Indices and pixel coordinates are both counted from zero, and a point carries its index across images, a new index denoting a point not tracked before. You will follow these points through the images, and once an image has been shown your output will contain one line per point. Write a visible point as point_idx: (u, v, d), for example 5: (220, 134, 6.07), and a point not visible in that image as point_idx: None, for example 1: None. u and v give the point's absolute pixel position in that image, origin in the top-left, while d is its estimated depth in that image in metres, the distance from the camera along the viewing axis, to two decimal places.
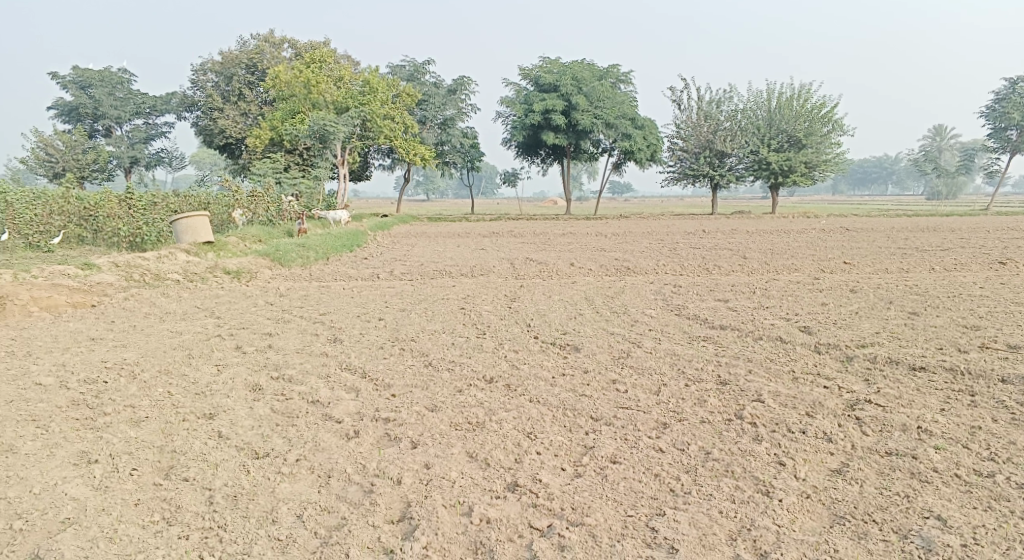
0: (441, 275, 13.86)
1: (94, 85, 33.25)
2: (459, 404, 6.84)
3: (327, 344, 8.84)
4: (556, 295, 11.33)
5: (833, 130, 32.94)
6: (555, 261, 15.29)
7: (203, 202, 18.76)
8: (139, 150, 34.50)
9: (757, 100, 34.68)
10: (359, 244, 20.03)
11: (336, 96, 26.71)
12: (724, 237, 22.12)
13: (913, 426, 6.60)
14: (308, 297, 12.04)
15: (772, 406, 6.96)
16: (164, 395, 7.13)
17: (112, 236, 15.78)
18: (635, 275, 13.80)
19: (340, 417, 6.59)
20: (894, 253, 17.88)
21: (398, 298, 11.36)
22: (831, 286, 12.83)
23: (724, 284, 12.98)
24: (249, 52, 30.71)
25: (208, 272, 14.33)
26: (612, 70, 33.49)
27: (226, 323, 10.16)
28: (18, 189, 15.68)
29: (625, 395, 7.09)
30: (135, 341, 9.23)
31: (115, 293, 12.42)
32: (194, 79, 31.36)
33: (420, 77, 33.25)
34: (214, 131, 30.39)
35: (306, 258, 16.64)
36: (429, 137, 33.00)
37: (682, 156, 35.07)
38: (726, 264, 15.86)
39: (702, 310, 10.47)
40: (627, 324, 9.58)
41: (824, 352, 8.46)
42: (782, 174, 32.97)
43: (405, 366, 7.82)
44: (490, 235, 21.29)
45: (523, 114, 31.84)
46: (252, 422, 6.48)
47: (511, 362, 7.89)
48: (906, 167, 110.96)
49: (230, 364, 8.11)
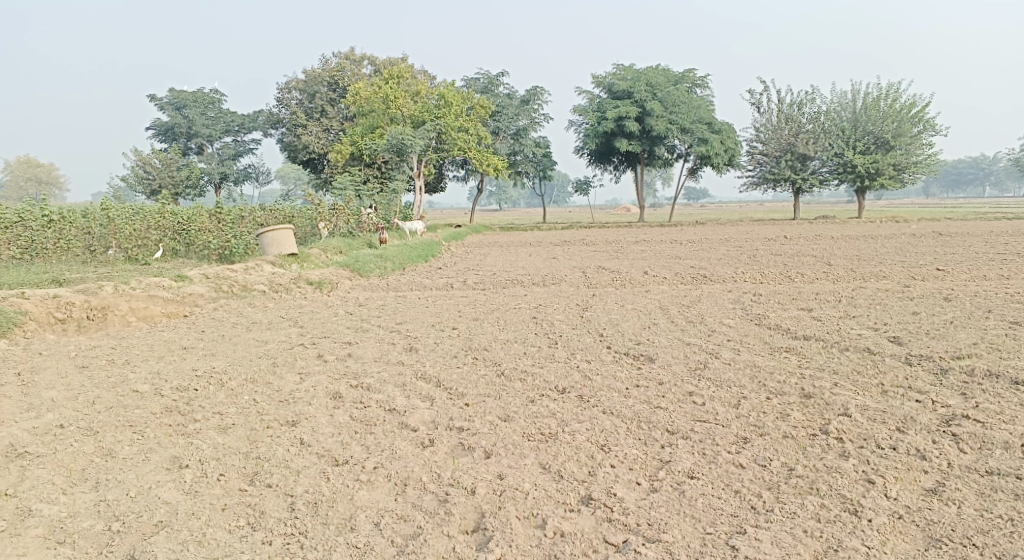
0: (516, 284, 13.93)
1: (187, 105, 34.81)
2: (535, 414, 6.87)
3: (404, 353, 9.02)
4: (631, 304, 11.25)
5: (924, 130, 31.67)
6: (630, 270, 15.18)
7: (287, 216, 19.37)
8: (229, 166, 35.89)
9: (841, 101, 33.66)
10: (435, 255, 20.33)
11: (412, 111, 27.24)
12: (807, 243, 21.53)
13: (1016, 444, 6.30)
14: (386, 306, 12.30)
15: (858, 421, 6.74)
16: (250, 403, 7.40)
17: (203, 249, 16.45)
18: (712, 283, 13.58)
19: (416, 426, 6.70)
20: (990, 259, 17.06)
21: (473, 308, 11.49)
22: (920, 294, 12.35)
23: (806, 292, 12.64)
24: (330, 70, 31.60)
25: (292, 283, 14.79)
26: (687, 75, 33.09)
27: (308, 333, 10.48)
28: (119, 206, 16.53)
29: (703, 408, 6.98)
30: (223, 350, 9.61)
31: (205, 304, 12.96)
32: (279, 96, 32.46)
33: (493, 89, 33.59)
34: (297, 146, 31.36)
35: (384, 268, 16.99)
36: (502, 147, 33.24)
37: (762, 160, 34.31)
38: (809, 271, 15.44)
39: (783, 319, 10.23)
40: (703, 334, 9.44)
41: (915, 364, 8.15)
42: (869, 177, 31.89)
43: (480, 376, 7.90)
44: (565, 244, 21.29)
45: (596, 122, 31.76)
46: (332, 430, 6.66)
47: (585, 373, 7.88)
48: (1004, 167, 105.68)
49: (312, 373, 8.35)
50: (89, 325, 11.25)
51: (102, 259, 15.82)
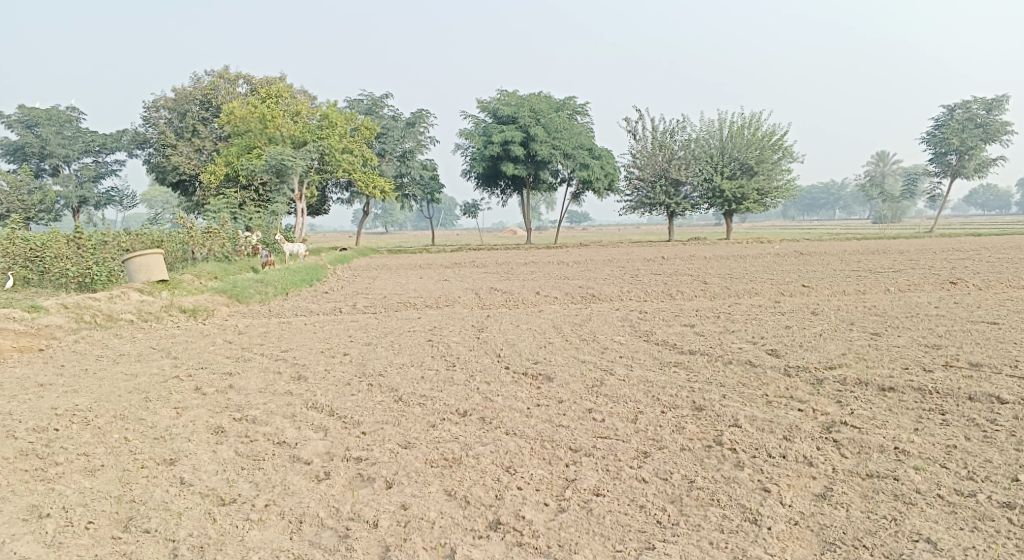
0: (405, 307, 13.65)
1: (40, 123, 32.48)
2: (434, 439, 6.62)
3: (291, 382, 8.56)
4: (523, 324, 11.20)
5: (783, 157, 33.58)
6: (519, 290, 15.21)
7: (157, 240, 18.24)
8: (88, 189, 33.67)
9: (709, 129, 35.26)
10: (320, 279, 19.69)
11: (292, 131, 26.47)
12: (683, 263, 22.33)
13: (890, 447, 6.57)
14: (269, 333, 11.73)
15: (750, 431, 6.87)
16: (121, 442, 6.78)
17: (60, 276, 15.24)
18: (600, 302, 13.77)
19: (309, 459, 6.32)
20: (849, 275, 18.21)
21: (363, 332, 11.12)
22: (792, 309, 12.93)
23: (688, 309, 13.00)
24: (202, 89, 30.30)
25: (163, 311, 13.92)
26: (568, 102, 33.76)
27: (183, 364, 9.80)
28: None
29: (602, 424, 6.94)
30: (87, 385, 8.84)
31: (64, 336, 11.96)
32: (145, 116, 30.81)
33: (378, 111, 33.18)
34: (166, 169, 29.83)
35: (265, 293, 16.27)
36: (387, 170, 32.79)
37: (639, 185, 35.37)
38: (688, 289, 15.96)
39: (670, 335, 10.42)
40: (596, 351, 9.47)
41: (794, 374, 8.43)
42: (736, 201, 33.47)
43: (374, 402, 7.57)
44: (451, 266, 21.14)
45: (481, 145, 31.89)
46: (216, 467, 6.17)
47: (484, 395, 7.69)
48: (852, 194, 114.03)
49: (190, 407, 7.78)
50: None
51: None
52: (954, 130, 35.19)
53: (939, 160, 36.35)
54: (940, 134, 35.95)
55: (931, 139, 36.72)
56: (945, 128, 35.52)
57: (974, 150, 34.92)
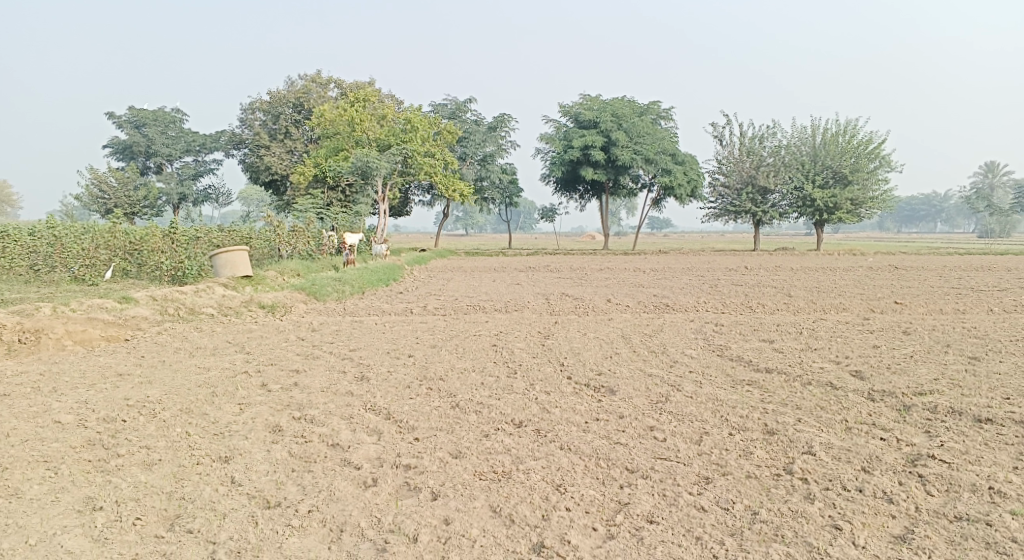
0: (476, 310, 13.57)
1: (146, 123, 34.00)
2: (487, 450, 6.46)
3: (354, 383, 8.54)
4: (592, 333, 10.93)
5: (880, 166, 32.14)
6: (593, 297, 14.94)
7: (244, 237, 18.70)
8: (188, 187, 35.03)
9: (801, 136, 34.08)
10: (397, 278, 19.86)
11: (378, 134, 26.89)
12: (768, 274, 21.59)
13: (983, 487, 6.04)
14: (339, 332, 11.81)
15: (823, 460, 6.44)
16: (182, 436, 6.87)
17: (154, 270, 15.83)
18: (675, 313, 13.38)
19: (359, 463, 6.25)
20: (947, 293, 17.19)
21: (431, 334, 11.07)
22: (881, 327, 12.22)
23: (768, 323, 12.45)
24: (295, 91, 31.14)
25: (243, 306, 14.22)
26: (652, 107, 33.21)
27: (254, 360, 9.94)
28: (67, 224, 15.78)
29: (663, 444, 6.63)
30: (161, 377, 9.05)
31: (149, 327, 12.34)
32: (242, 117, 31.84)
33: (461, 115, 33.42)
34: (259, 168, 30.74)
35: (342, 292, 16.47)
36: (468, 173, 32.95)
37: (724, 192, 34.49)
38: (771, 302, 15.37)
39: (746, 351, 9.97)
40: (666, 365, 9.13)
41: (878, 400, 7.89)
42: (827, 211, 32.21)
43: (432, 407, 7.46)
44: (528, 270, 21.00)
45: (562, 150, 31.69)
46: (267, 467, 6.19)
47: (544, 405, 7.48)
48: (955, 205, 108.81)
49: (253, 404, 7.84)
50: (21, 349, 10.54)
51: (46, 280, 15.05)
52: None
53: None
54: None
55: None
56: None
57: None
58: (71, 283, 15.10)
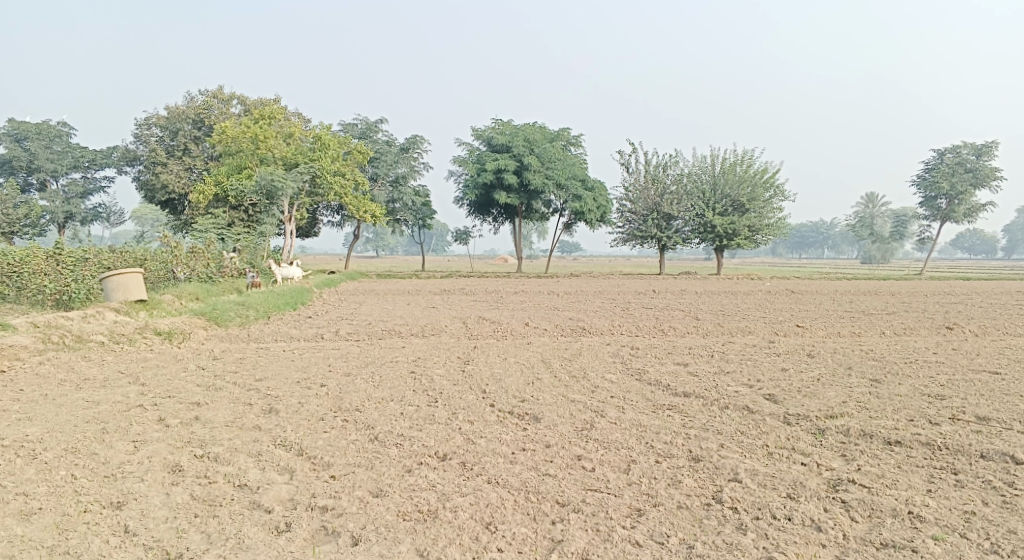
0: (389, 335, 13.12)
1: (29, 137, 31.93)
2: (409, 487, 6.09)
3: (261, 416, 7.99)
4: (511, 357, 10.68)
5: (775, 195, 33.37)
6: (508, 320, 14.72)
7: (139, 259, 17.63)
8: (75, 205, 33.08)
9: (702, 164, 35.07)
10: (305, 302, 19.11)
11: (285, 152, 26.11)
12: (674, 297, 21.96)
13: (904, 511, 6.07)
14: (244, 360, 11.14)
15: (750, 487, 6.35)
16: (67, 480, 6.20)
17: (36, 293, 14.66)
18: (591, 336, 13.30)
19: (270, 506, 5.79)
20: (843, 316, 17.83)
21: (343, 361, 10.58)
22: (787, 350, 12.46)
23: (682, 346, 12.51)
24: (195, 108, 29.91)
25: (137, 333, 13.30)
26: (562, 133, 33.52)
27: (150, 392, 9.21)
28: None
29: (593, 475, 6.41)
30: (43, 413, 8.24)
31: (28, 357, 11.35)
32: (137, 133, 30.28)
33: (372, 135, 32.87)
34: (155, 187, 29.30)
35: (246, 317, 15.67)
36: (379, 195, 32.38)
37: (631, 218, 35.06)
38: (681, 325, 15.53)
39: (663, 375, 9.92)
40: (587, 390, 8.95)
41: (794, 424, 7.92)
42: (727, 237, 33.18)
43: (348, 441, 7.02)
44: (440, 292, 20.67)
45: (474, 173, 31.56)
46: (166, 513, 5.65)
47: (468, 436, 7.16)
48: (841, 232, 115.05)
49: (149, 441, 7.21)
50: None
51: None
52: (944, 174, 35.09)
53: (929, 204, 36.25)
54: (931, 177, 35.87)
55: (921, 182, 36.64)
56: (936, 172, 35.44)
57: (964, 194, 34.84)
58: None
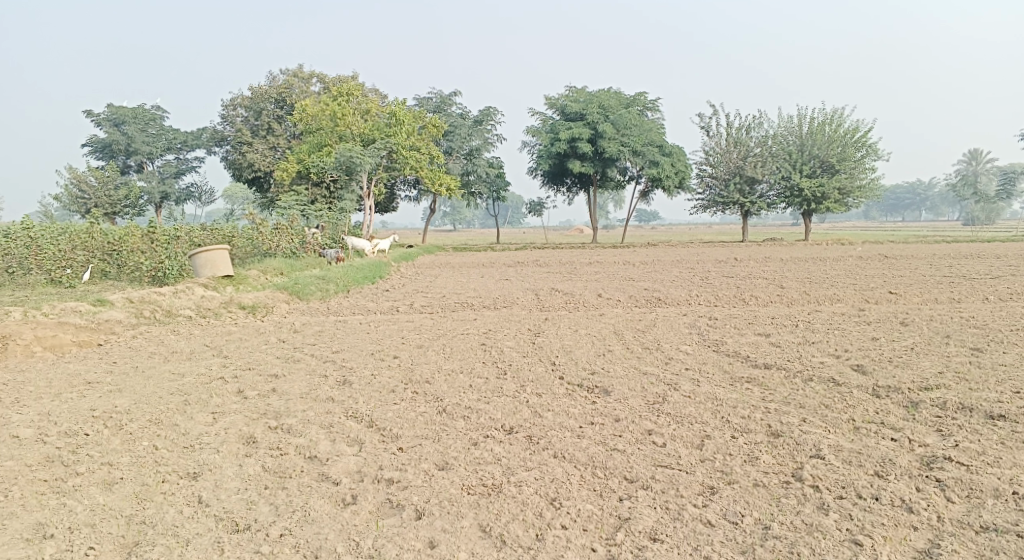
0: (464, 307, 13.11)
1: (126, 121, 33.25)
2: (475, 461, 6.04)
3: (335, 388, 8.08)
4: (584, 329, 10.50)
5: (867, 155, 31.85)
6: (583, 291, 14.51)
7: (227, 236, 18.14)
8: (170, 185, 34.38)
9: (788, 125, 33.76)
10: (383, 276, 19.31)
11: (362, 129, 26.38)
12: (758, 265, 21.24)
13: (1007, 492, 5.66)
14: (322, 333, 11.32)
15: (834, 464, 6.04)
16: (148, 451, 6.40)
17: (134, 271, 15.27)
18: (667, 307, 12.98)
19: (337, 479, 5.85)
20: (940, 282, 16.88)
21: (417, 334, 10.62)
22: (878, 318, 11.86)
23: (763, 316, 12.07)
24: (277, 87, 30.53)
25: (222, 307, 13.68)
26: (638, 98, 32.78)
27: (231, 364, 9.45)
28: (45, 226, 15.49)
29: (663, 450, 6.22)
30: (132, 385, 8.55)
31: (123, 331, 11.82)
32: (224, 114, 31.14)
33: (446, 109, 32.91)
34: (241, 165, 30.11)
35: (326, 290, 15.93)
36: (455, 167, 32.43)
37: (712, 184, 34.13)
38: (764, 294, 15.00)
39: (742, 346, 9.58)
40: (660, 362, 8.73)
41: (883, 397, 7.51)
42: (815, 201, 31.91)
43: (417, 413, 7.02)
44: (516, 264, 20.57)
45: (548, 143, 31.26)
46: (238, 485, 5.78)
47: (536, 409, 7.06)
48: (940, 193, 109.47)
49: (227, 412, 7.39)
50: None
51: (21, 282, 14.50)
52: None
53: None
54: None
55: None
56: None
57: None
58: (47, 285, 14.52)
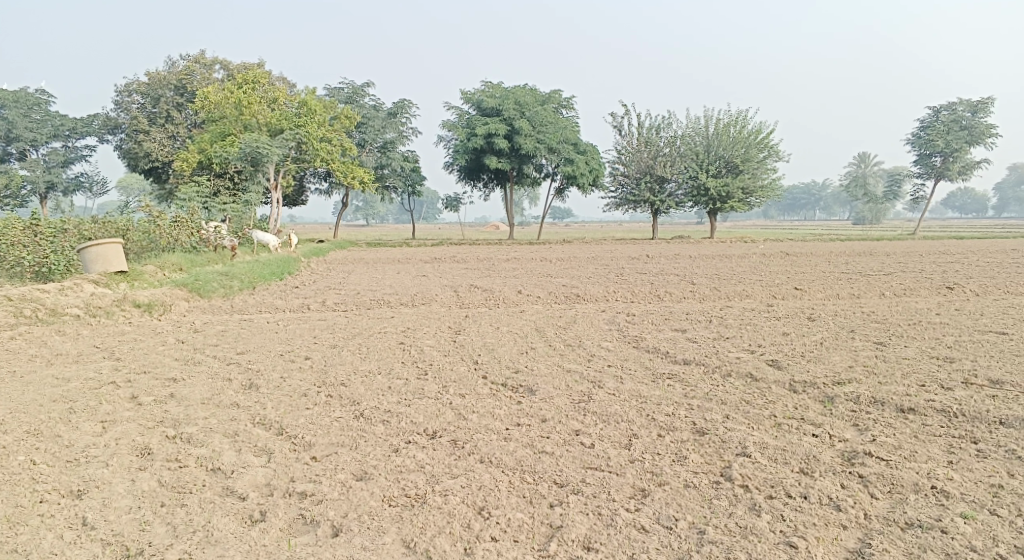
0: (377, 305, 12.62)
1: (7, 105, 30.96)
2: (396, 469, 5.66)
3: (240, 392, 7.51)
4: (503, 326, 10.22)
5: (769, 156, 32.80)
6: (500, 288, 14.22)
7: (121, 229, 16.97)
8: (56, 174, 32.31)
9: (695, 126, 34.41)
10: (292, 272, 18.53)
11: (269, 118, 25.34)
12: (669, 262, 21.47)
13: (927, 487, 5.68)
14: (226, 332, 10.65)
15: (761, 462, 5.94)
16: (25, 467, 5.75)
17: (13, 266, 13.93)
18: (585, 303, 12.84)
19: (244, 493, 5.39)
20: (841, 278, 17.40)
21: (329, 333, 10.09)
22: (787, 313, 12.04)
23: (679, 312, 12.07)
24: (177, 73, 29.04)
25: (115, 305, 12.72)
26: (554, 96, 32.76)
27: (124, 368, 8.70)
28: None
29: (592, 451, 5.99)
30: (9, 392, 7.74)
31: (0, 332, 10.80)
32: (118, 100, 29.39)
33: (359, 99, 32.07)
34: (138, 155, 28.51)
35: (229, 287, 15.14)
36: (368, 160, 31.61)
37: (623, 182, 34.45)
38: (677, 290, 15.08)
39: (662, 342, 9.48)
40: (582, 359, 8.52)
41: (801, 392, 7.49)
42: (720, 200, 32.64)
43: (331, 418, 6.56)
44: (429, 261, 20.12)
45: (464, 138, 30.86)
46: (130, 504, 5.27)
47: (459, 411, 6.72)
48: (833, 193, 114.71)
49: (119, 421, 6.74)
50: None
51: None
52: (940, 133, 34.51)
53: (922, 162, 35.72)
54: (926, 135, 35.30)
55: (915, 141, 36.07)
56: (930, 130, 34.85)
57: (959, 152, 34.27)
58: None
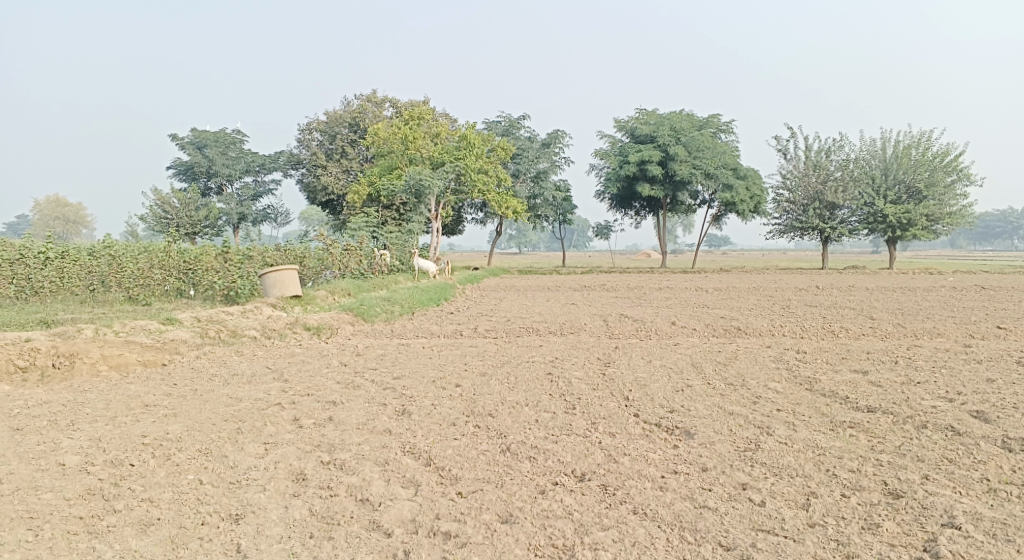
0: (529, 333, 12.43)
1: (208, 144, 33.87)
2: (543, 514, 5.37)
3: (393, 419, 7.48)
4: (658, 360, 9.71)
5: (958, 180, 30.06)
6: (655, 319, 13.67)
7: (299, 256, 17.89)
8: (248, 207, 34.83)
9: (870, 148, 32.20)
10: (449, 298, 18.81)
11: (432, 151, 26.16)
12: (843, 294, 19.97)
13: None
14: (384, 357, 10.78)
15: (974, 538, 5.13)
16: (192, 486, 5.94)
17: (208, 289, 15.08)
18: (748, 338, 12.05)
19: (390, 529, 5.28)
20: None
21: (481, 361, 9.97)
22: (988, 356, 10.68)
23: (856, 350, 11.02)
24: (352, 112, 30.79)
25: (287, 328, 13.27)
26: (711, 120, 31.79)
27: (290, 390, 8.95)
28: (126, 243, 15.34)
29: (762, 510, 5.42)
30: (187, 410, 8.12)
31: (187, 351, 11.46)
32: (300, 137, 31.42)
33: (515, 132, 32.56)
34: (316, 188, 30.26)
35: (391, 312, 15.52)
36: (523, 190, 31.91)
37: (789, 208, 32.73)
38: (853, 325, 13.90)
39: (838, 385, 8.62)
40: (747, 401, 7.85)
41: (1018, 452, 6.48)
42: (900, 227, 30.23)
43: (478, 452, 6.36)
44: (583, 289, 19.86)
45: (618, 166, 30.52)
46: (281, 532, 5.31)
47: (609, 452, 6.32)
48: None
49: (279, 443, 6.86)
50: (53, 375, 9.81)
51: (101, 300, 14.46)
52: None
53: None
54: None
55: None
56: None
57: None
58: (125, 303, 14.46)
